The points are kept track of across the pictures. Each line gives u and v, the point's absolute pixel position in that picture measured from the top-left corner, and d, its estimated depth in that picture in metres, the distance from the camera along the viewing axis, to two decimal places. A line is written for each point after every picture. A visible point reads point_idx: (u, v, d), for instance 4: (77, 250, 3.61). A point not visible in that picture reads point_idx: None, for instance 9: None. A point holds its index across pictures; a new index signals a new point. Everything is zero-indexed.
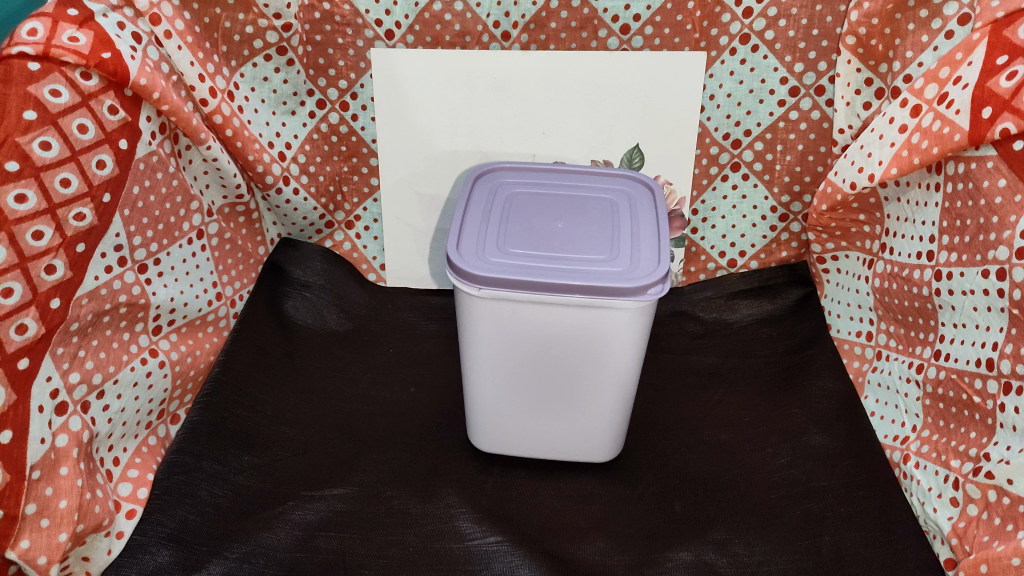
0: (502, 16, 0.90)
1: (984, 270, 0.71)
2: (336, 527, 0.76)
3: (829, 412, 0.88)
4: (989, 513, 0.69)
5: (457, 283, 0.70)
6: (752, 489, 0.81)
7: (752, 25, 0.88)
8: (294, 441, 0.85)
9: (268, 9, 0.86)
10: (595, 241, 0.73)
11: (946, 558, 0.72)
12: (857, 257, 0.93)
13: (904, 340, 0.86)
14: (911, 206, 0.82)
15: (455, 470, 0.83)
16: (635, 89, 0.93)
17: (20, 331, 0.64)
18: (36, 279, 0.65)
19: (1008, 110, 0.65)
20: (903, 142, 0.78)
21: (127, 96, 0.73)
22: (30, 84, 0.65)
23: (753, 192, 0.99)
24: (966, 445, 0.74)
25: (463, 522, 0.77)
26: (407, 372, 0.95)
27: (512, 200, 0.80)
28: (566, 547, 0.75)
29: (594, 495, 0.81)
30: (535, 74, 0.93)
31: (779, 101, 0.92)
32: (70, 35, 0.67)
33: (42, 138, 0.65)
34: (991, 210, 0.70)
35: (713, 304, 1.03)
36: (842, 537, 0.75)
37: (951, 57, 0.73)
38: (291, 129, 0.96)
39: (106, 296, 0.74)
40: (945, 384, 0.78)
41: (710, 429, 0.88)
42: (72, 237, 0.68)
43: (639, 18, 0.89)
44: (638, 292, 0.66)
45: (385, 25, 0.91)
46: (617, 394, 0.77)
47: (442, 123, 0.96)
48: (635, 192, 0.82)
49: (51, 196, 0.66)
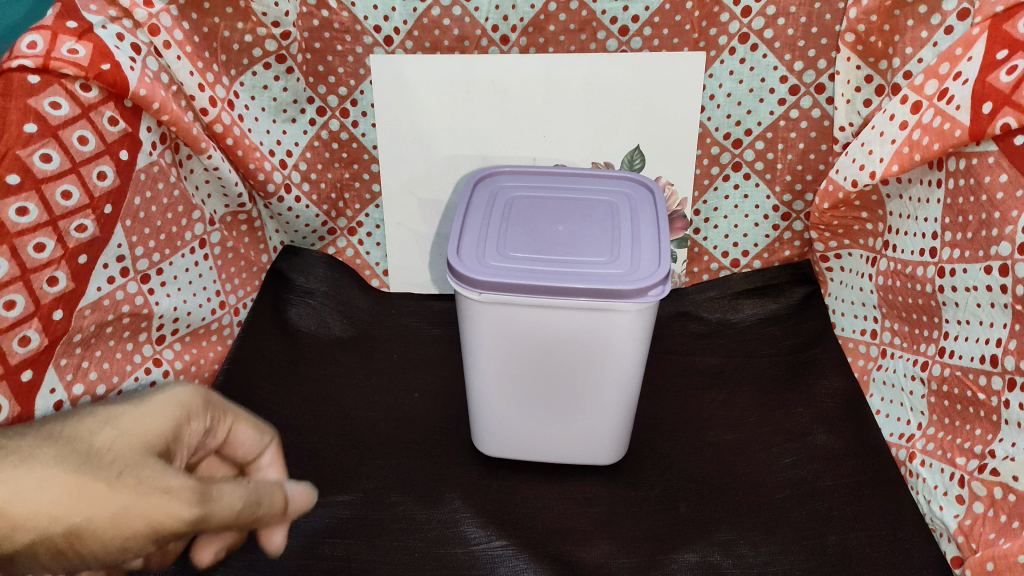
0: (501, 20, 0.90)
1: (986, 266, 0.71)
2: (341, 534, 0.76)
3: (833, 411, 0.88)
4: (995, 510, 0.68)
5: (458, 288, 0.70)
6: (758, 489, 0.81)
7: (750, 24, 0.88)
8: (299, 448, 0.85)
9: (266, 18, 0.86)
10: (596, 244, 0.73)
11: (953, 556, 0.71)
12: (860, 255, 0.93)
13: (909, 337, 0.85)
14: (913, 203, 0.81)
15: (459, 475, 0.83)
16: (634, 90, 0.93)
17: (23, 343, 0.65)
18: (38, 291, 0.66)
19: (1008, 105, 0.64)
20: (904, 139, 0.77)
21: (127, 107, 0.74)
22: (30, 97, 0.66)
23: (755, 191, 0.99)
24: (971, 443, 0.73)
25: (468, 527, 0.77)
26: (411, 377, 0.95)
27: (512, 204, 0.80)
28: (571, 550, 0.75)
29: (599, 498, 0.80)
30: (534, 78, 0.93)
31: (779, 100, 0.92)
32: (70, 47, 0.68)
33: (43, 151, 0.66)
34: (992, 205, 0.69)
35: (716, 305, 1.03)
36: (848, 537, 0.75)
37: (951, 53, 0.73)
38: (291, 137, 0.96)
39: (108, 306, 0.74)
40: (950, 381, 0.77)
41: (714, 430, 0.88)
42: (74, 248, 0.69)
43: (638, 19, 0.89)
44: (639, 294, 0.66)
45: (383, 31, 0.91)
46: (620, 396, 0.77)
47: (442, 128, 0.96)
48: (635, 194, 0.82)
49: (52, 208, 0.67)
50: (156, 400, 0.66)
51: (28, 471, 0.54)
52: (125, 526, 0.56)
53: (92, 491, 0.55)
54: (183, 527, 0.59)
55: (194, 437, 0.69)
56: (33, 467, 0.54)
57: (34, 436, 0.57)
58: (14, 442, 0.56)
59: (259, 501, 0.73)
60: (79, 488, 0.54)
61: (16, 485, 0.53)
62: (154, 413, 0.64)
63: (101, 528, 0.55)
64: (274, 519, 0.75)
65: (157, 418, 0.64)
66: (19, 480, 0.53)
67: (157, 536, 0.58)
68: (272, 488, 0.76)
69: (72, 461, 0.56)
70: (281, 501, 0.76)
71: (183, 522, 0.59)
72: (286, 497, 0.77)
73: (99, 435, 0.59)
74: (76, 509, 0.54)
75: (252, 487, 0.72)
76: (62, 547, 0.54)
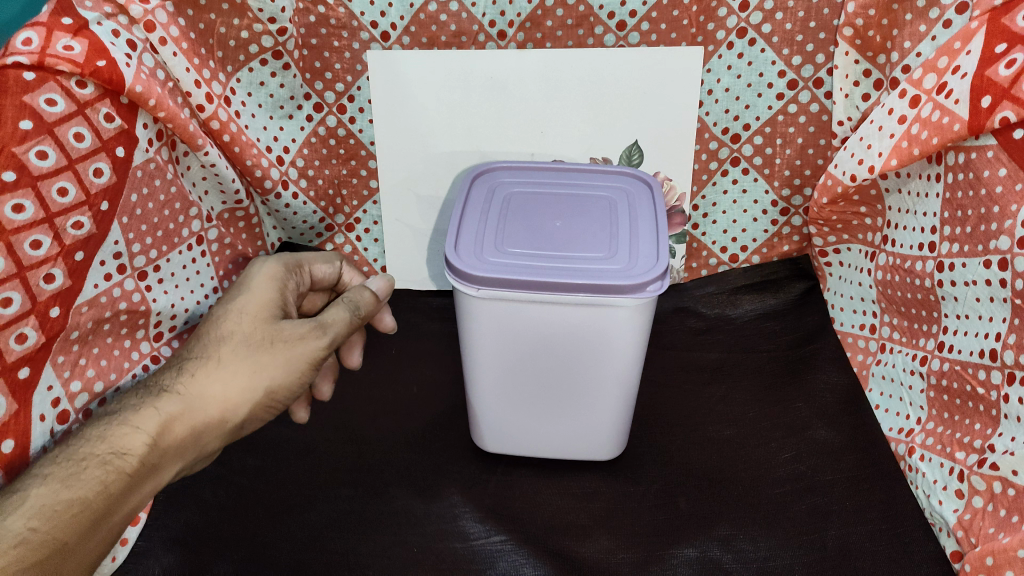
0: (498, 16, 0.90)
1: (985, 260, 0.71)
2: (342, 529, 0.76)
3: (832, 406, 0.88)
4: (995, 504, 0.68)
5: (456, 284, 0.70)
6: (758, 483, 0.81)
7: (748, 18, 0.88)
8: (297, 444, 0.85)
9: (263, 14, 0.86)
10: (594, 239, 0.73)
11: (953, 551, 0.71)
12: (858, 250, 0.93)
13: (908, 332, 0.86)
14: (911, 197, 0.81)
15: (459, 470, 0.83)
16: (632, 85, 0.92)
17: (20, 340, 0.66)
18: (35, 288, 0.67)
19: (1007, 99, 0.64)
20: (903, 133, 0.77)
21: (123, 103, 0.73)
22: (26, 94, 0.66)
23: (753, 186, 0.99)
24: (971, 437, 0.73)
25: (467, 523, 0.77)
26: (410, 373, 0.95)
27: (510, 199, 0.80)
28: (570, 545, 0.75)
29: (599, 493, 0.80)
30: (531, 73, 0.92)
31: (777, 94, 0.92)
32: (65, 44, 0.68)
33: (38, 148, 0.66)
34: (991, 199, 0.69)
35: (715, 300, 1.03)
36: (848, 531, 0.75)
37: (950, 47, 0.72)
38: (288, 133, 0.96)
39: (105, 304, 0.75)
40: (949, 375, 0.77)
41: (713, 425, 0.88)
42: (70, 245, 0.69)
43: (635, 14, 0.89)
44: (637, 289, 0.66)
45: (380, 27, 0.91)
46: (619, 392, 0.77)
47: (440, 124, 0.96)
48: (633, 189, 0.82)
49: (48, 205, 0.67)
50: (252, 283, 0.75)
51: (227, 360, 0.69)
52: (296, 363, 0.71)
53: (267, 353, 0.70)
54: (324, 354, 0.73)
55: (302, 283, 0.81)
56: (227, 356, 0.69)
57: (201, 339, 0.71)
58: (193, 349, 0.71)
59: (360, 297, 0.77)
60: (261, 361, 0.70)
61: (225, 377, 0.69)
62: (259, 293, 0.74)
63: (285, 373, 0.71)
64: (375, 308, 0.79)
65: (263, 297, 0.73)
66: (224, 370, 0.69)
67: (316, 366, 0.73)
68: (360, 289, 0.79)
69: (243, 345, 0.70)
70: (371, 295, 0.78)
71: (324, 351, 0.73)
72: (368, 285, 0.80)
73: (246, 318, 0.71)
74: (265, 372, 0.70)
75: (344, 297, 0.76)
76: (268, 398, 0.71)
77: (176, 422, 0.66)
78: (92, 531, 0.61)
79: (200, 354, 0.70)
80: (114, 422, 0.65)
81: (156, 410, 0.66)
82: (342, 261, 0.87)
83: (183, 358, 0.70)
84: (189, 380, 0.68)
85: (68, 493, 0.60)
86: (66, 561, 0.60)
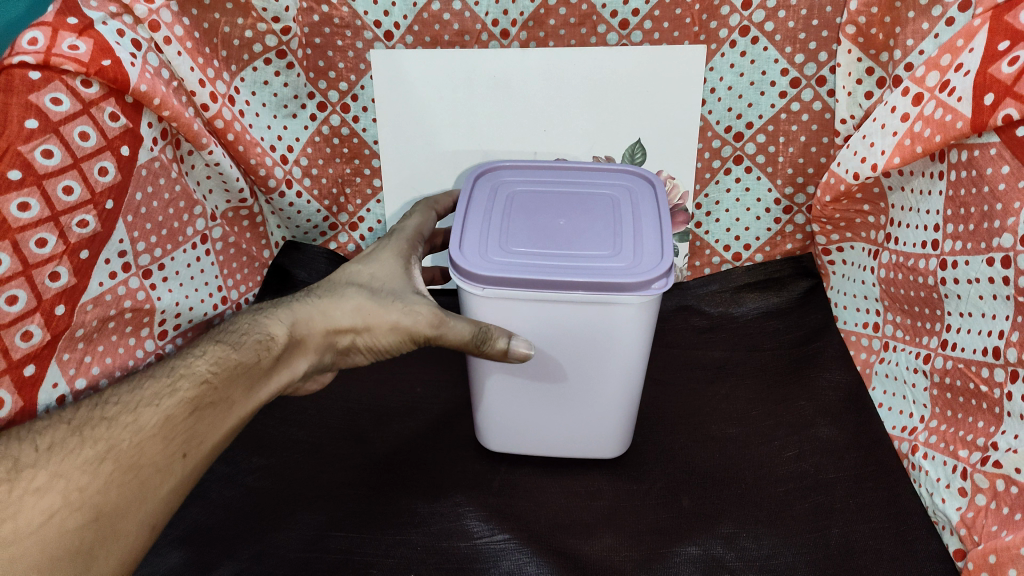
0: (501, 15, 0.90)
1: (988, 258, 0.70)
2: (347, 527, 0.76)
3: (835, 404, 0.88)
4: (998, 502, 0.68)
5: (460, 283, 0.70)
6: (762, 482, 0.81)
7: (751, 16, 0.87)
8: (302, 442, 0.86)
9: (266, 14, 0.86)
10: (597, 238, 0.73)
11: (956, 549, 0.71)
12: (862, 248, 0.93)
13: (911, 330, 0.86)
14: (914, 195, 0.81)
15: (463, 468, 0.83)
16: (636, 84, 0.92)
17: (26, 337, 0.67)
18: (40, 286, 0.68)
19: (1010, 96, 0.64)
20: (905, 130, 0.77)
21: (128, 101, 0.74)
22: (31, 93, 0.66)
23: (756, 184, 0.99)
24: (974, 435, 0.73)
25: (471, 521, 0.77)
26: (414, 372, 0.96)
27: (513, 197, 0.80)
28: (574, 543, 0.75)
29: (601, 491, 0.81)
30: (534, 73, 0.93)
31: (780, 93, 0.92)
32: (70, 43, 0.68)
33: (44, 147, 0.67)
34: (994, 197, 0.69)
35: (718, 298, 1.03)
36: (852, 529, 0.75)
37: (952, 44, 0.72)
38: (292, 133, 0.96)
39: (111, 301, 0.75)
40: (952, 374, 0.77)
41: (716, 424, 0.88)
42: (76, 243, 0.70)
43: (638, 13, 0.89)
44: (642, 287, 0.66)
45: (384, 26, 0.91)
46: (622, 389, 0.77)
47: (443, 123, 0.96)
48: (636, 187, 0.82)
49: (53, 204, 0.68)
50: (380, 251, 0.80)
51: (350, 295, 0.74)
52: (399, 334, 0.73)
53: (385, 309, 0.73)
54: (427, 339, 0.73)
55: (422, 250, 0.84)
56: (355, 292, 0.74)
57: (334, 279, 0.78)
58: (323, 283, 0.77)
59: (491, 333, 0.68)
60: (376, 314, 0.73)
61: (348, 313, 0.73)
62: (388, 260, 0.78)
63: (386, 335, 0.73)
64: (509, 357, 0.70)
65: (392, 262, 0.78)
66: (348, 303, 0.74)
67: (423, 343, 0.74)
68: (492, 329, 0.69)
69: (366, 292, 0.74)
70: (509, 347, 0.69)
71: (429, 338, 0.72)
72: (506, 340, 0.69)
73: (374, 277, 0.76)
74: (376, 322, 0.73)
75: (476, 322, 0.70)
76: (369, 344, 0.75)
77: (306, 326, 0.74)
78: (247, 399, 0.71)
79: (333, 284, 0.77)
80: (265, 314, 0.74)
81: (295, 312, 0.74)
82: (436, 213, 0.87)
83: (315, 287, 0.77)
84: (322, 300, 0.75)
85: (232, 358, 0.70)
86: (229, 417, 0.69)
